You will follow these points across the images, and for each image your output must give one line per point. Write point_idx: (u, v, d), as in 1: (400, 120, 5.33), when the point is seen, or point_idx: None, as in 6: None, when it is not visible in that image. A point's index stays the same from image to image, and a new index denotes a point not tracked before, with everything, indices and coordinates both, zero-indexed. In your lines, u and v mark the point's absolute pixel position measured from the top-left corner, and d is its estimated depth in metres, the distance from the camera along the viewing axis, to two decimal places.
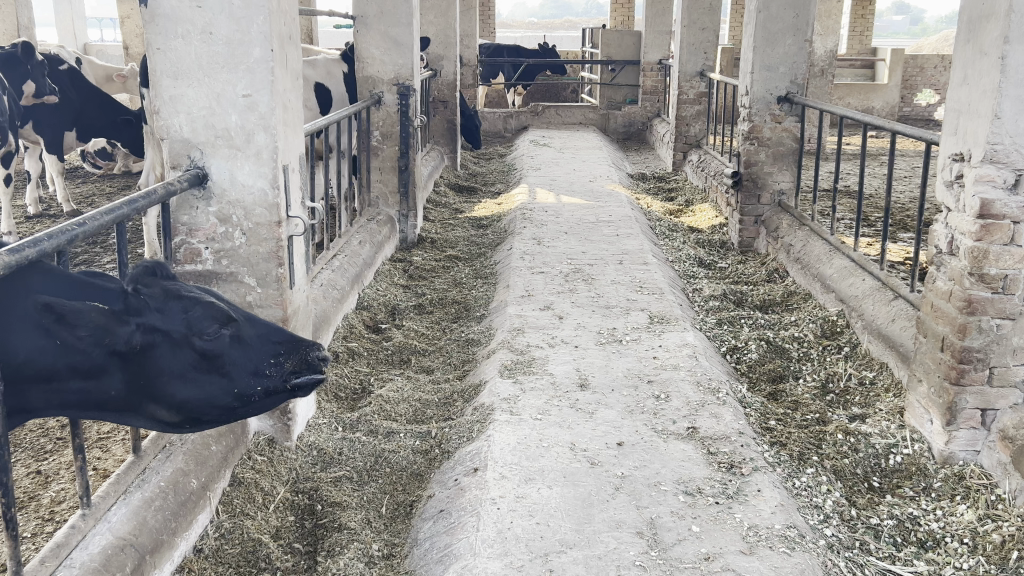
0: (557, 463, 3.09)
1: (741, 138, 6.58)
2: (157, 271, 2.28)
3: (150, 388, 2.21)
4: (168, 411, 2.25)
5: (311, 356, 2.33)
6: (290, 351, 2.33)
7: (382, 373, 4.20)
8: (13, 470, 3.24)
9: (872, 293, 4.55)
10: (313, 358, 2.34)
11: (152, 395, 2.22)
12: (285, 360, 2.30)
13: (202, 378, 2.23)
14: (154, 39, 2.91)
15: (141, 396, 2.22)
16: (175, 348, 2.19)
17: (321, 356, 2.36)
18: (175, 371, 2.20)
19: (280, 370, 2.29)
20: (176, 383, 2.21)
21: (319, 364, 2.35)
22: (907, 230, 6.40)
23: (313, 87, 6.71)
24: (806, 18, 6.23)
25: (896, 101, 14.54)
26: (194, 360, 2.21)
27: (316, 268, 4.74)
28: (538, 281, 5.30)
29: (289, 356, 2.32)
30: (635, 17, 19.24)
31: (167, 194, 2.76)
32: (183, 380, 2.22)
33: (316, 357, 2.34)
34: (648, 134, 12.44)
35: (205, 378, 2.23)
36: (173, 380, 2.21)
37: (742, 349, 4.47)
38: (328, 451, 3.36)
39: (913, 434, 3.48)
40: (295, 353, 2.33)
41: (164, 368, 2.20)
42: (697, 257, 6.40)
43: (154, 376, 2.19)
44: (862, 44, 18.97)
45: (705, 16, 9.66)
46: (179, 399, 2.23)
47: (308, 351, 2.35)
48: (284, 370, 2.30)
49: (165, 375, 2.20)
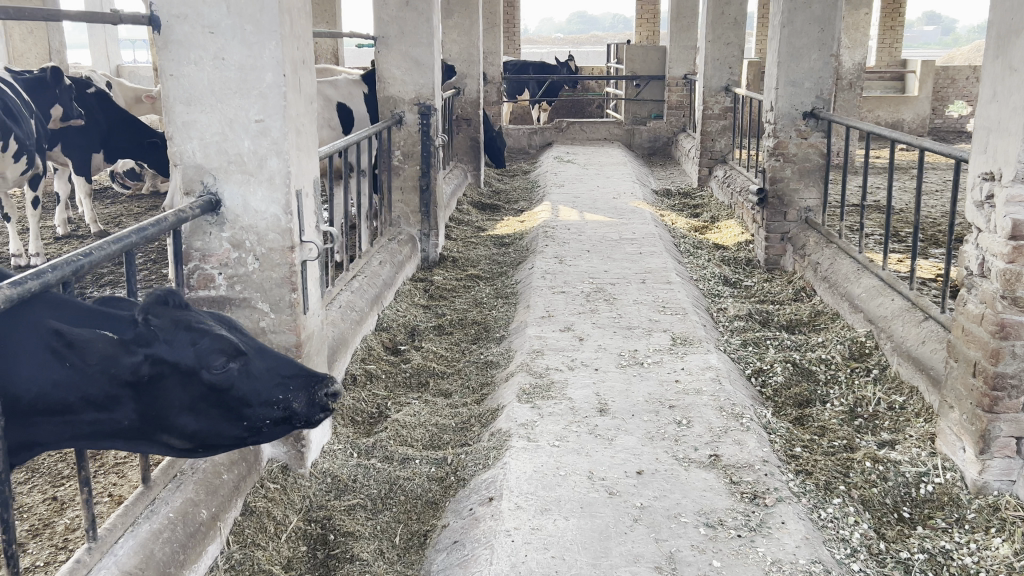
0: (574, 493, 3.02)
1: (766, 154, 6.49)
2: (169, 299, 2.20)
3: (162, 420, 2.16)
4: (179, 440, 2.20)
5: (319, 396, 2.27)
6: (302, 386, 2.27)
7: (399, 397, 4.14)
8: (29, 496, 3.22)
9: (902, 314, 4.43)
10: (322, 399, 2.29)
11: (163, 427, 2.17)
12: (294, 398, 2.25)
13: (211, 410, 2.19)
14: (167, 65, 2.90)
15: (153, 427, 2.16)
16: (184, 378, 2.14)
17: (330, 393, 2.31)
18: (185, 403, 2.16)
19: (289, 408, 2.24)
20: (185, 414, 2.17)
21: (327, 402, 2.30)
22: (938, 245, 6.25)
23: (335, 107, 6.72)
24: (832, 32, 6.11)
25: (927, 112, 14.33)
26: (203, 393, 2.17)
27: (335, 291, 4.70)
28: (559, 301, 5.24)
29: (299, 394, 2.25)
30: (660, 32, 19.19)
31: (178, 222, 2.74)
32: (192, 413, 2.18)
33: (324, 397, 2.29)
34: (674, 148, 12.36)
35: (214, 411, 2.20)
36: (182, 413, 2.17)
37: (768, 371, 4.37)
38: (343, 478, 3.31)
39: (945, 463, 3.37)
40: (305, 390, 2.27)
41: (175, 401, 2.15)
42: (722, 275, 6.30)
43: (165, 409, 2.15)
44: (891, 55, 18.72)
45: (730, 31, 9.58)
46: (190, 429, 2.19)
47: (318, 389, 2.28)
48: (295, 408, 2.25)
49: (176, 407, 2.16)
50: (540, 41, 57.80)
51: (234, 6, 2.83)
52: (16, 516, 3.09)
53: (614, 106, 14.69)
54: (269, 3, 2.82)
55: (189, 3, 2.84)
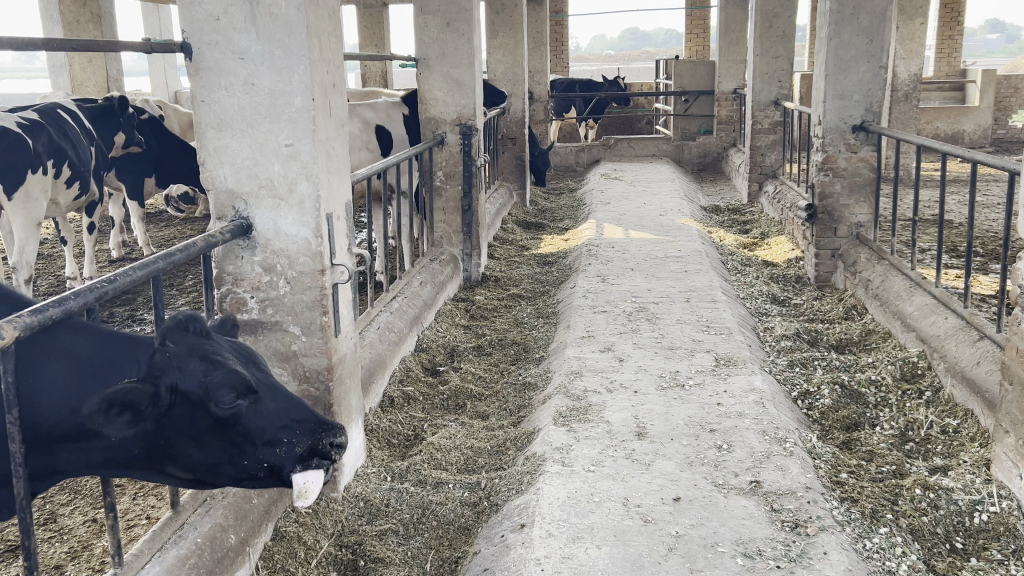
0: (608, 520, 2.94)
1: (815, 169, 6.35)
2: (189, 324, 2.24)
3: (169, 450, 2.17)
4: (185, 470, 2.22)
5: (322, 444, 2.26)
6: (308, 431, 2.26)
7: (436, 419, 4.12)
8: (71, 518, 3.26)
9: (956, 333, 4.27)
10: (326, 448, 2.27)
11: (169, 456, 2.18)
12: (298, 443, 2.24)
13: (215, 443, 2.19)
14: (199, 92, 2.95)
15: (161, 457, 2.18)
16: (191, 410, 2.15)
17: (336, 442, 2.29)
18: (191, 433, 2.17)
19: (291, 451, 2.23)
20: (191, 445, 2.18)
21: (331, 451, 2.28)
22: (996, 261, 6.03)
23: (374, 130, 6.78)
24: (881, 43, 5.92)
25: (989, 122, 13.96)
26: (208, 426, 2.17)
27: (374, 311, 4.71)
28: (601, 321, 5.17)
29: (303, 438, 2.24)
30: (710, 46, 19.01)
31: (208, 247, 2.75)
32: (198, 444, 2.18)
33: (327, 446, 2.27)
34: (724, 164, 12.23)
35: (217, 443, 2.19)
36: (189, 444, 2.18)
37: (815, 394, 4.23)
38: (375, 502, 3.29)
39: (1000, 490, 3.20)
40: (311, 436, 2.26)
41: (182, 431, 2.16)
42: (770, 293, 6.16)
43: (172, 438, 2.16)
44: (949, 66, 18.29)
45: (778, 44, 9.41)
46: (195, 459, 2.20)
47: (323, 437, 2.27)
48: (295, 453, 2.24)
49: (182, 437, 2.17)
50: (592, 59, 57.78)
51: (263, 32, 2.86)
52: (56, 537, 3.13)
53: (664, 121, 14.60)
54: (297, 28, 2.83)
55: (220, 30, 2.88)
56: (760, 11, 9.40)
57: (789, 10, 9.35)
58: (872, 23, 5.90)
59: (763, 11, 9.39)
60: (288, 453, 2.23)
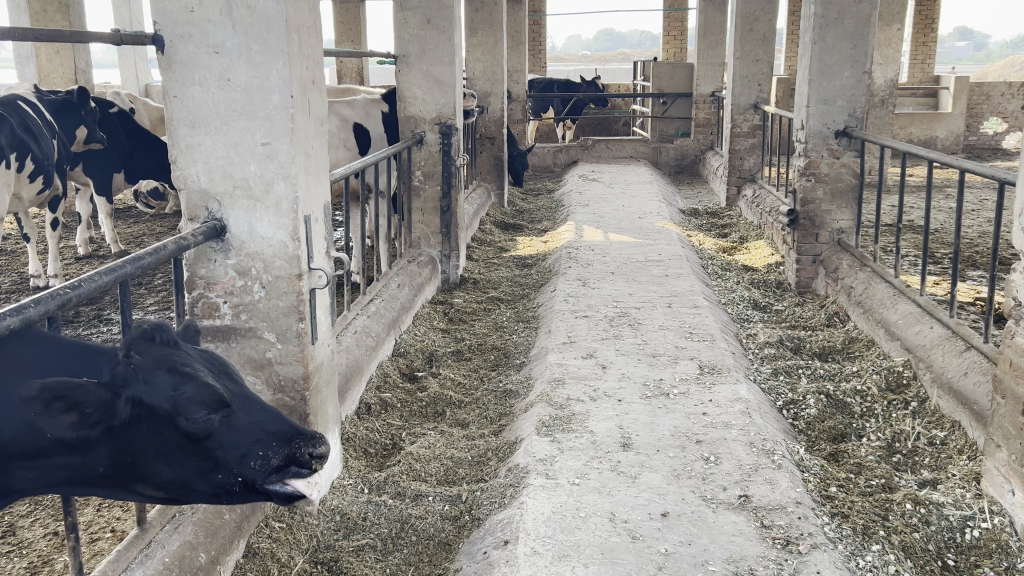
0: (595, 537, 2.84)
1: (797, 174, 6.31)
2: (156, 335, 2.12)
3: (136, 467, 2.04)
4: (154, 489, 2.09)
5: (300, 452, 2.16)
6: (284, 442, 2.15)
7: (414, 427, 4.00)
8: (30, 531, 3.10)
9: (941, 342, 4.22)
10: (304, 457, 2.17)
11: (137, 475, 2.05)
12: (273, 455, 2.13)
13: (186, 460, 2.07)
14: (170, 87, 2.80)
15: (128, 475, 2.05)
16: (158, 426, 2.02)
17: (315, 453, 2.20)
18: (159, 450, 2.04)
19: (266, 464, 2.12)
20: (160, 463, 2.05)
21: (310, 462, 2.19)
22: (977, 268, 6.04)
23: (352, 128, 6.64)
24: (865, 49, 5.88)
25: (961, 129, 14.11)
26: (178, 442, 2.05)
27: (350, 315, 4.57)
28: (582, 326, 5.07)
29: (280, 449, 2.13)
30: (687, 48, 19.04)
31: (178, 250, 2.61)
32: (167, 461, 2.05)
33: (306, 456, 2.17)
34: (701, 167, 12.22)
35: (189, 460, 2.07)
36: (157, 461, 2.05)
37: (801, 403, 4.16)
38: (352, 515, 3.16)
39: (991, 506, 3.14)
40: (287, 447, 2.15)
41: (149, 447, 2.03)
42: (752, 298, 6.10)
43: (139, 455, 2.02)
44: (923, 71, 18.43)
45: (758, 48, 9.38)
46: (165, 477, 2.07)
47: (301, 447, 2.17)
48: (271, 465, 2.13)
49: (149, 454, 2.03)
50: (567, 57, 57.71)
51: (240, 26, 2.72)
52: (15, 552, 2.97)
53: (642, 123, 14.57)
54: (275, 22, 2.70)
55: (194, 22, 2.74)
56: (741, 14, 9.35)
57: (770, 13, 9.32)
58: (857, 28, 5.87)
59: (743, 14, 9.35)
60: (267, 469, 2.12)
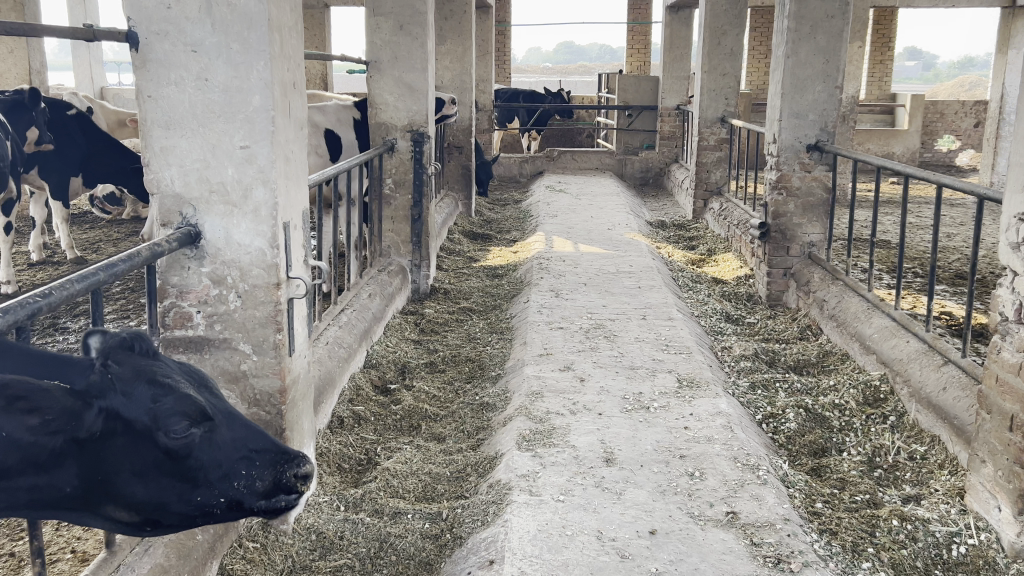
0: (583, 556, 2.76)
1: (769, 187, 6.32)
2: (135, 344, 1.98)
3: (109, 486, 1.90)
4: (127, 510, 1.96)
5: (285, 476, 2.10)
6: (268, 463, 2.08)
7: (389, 442, 3.89)
8: None
9: (918, 357, 4.22)
10: (290, 480, 2.11)
11: (109, 495, 1.91)
12: (257, 478, 2.06)
13: (163, 480, 1.95)
14: (145, 86, 2.68)
15: (99, 496, 1.90)
16: (136, 442, 1.89)
17: (299, 474, 2.14)
18: (135, 468, 1.91)
19: (252, 487, 2.06)
20: (134, 481, 1.92)
21: (295, 484, 2.13)
22: (943, 283, 6.09)
23: (321, 133, 6.52)
24: (837, 64, 5.93)
25: (917, 146, 14.34)
26: (156, 460, 1.93)
27: (321, 326, 4.46)
28: (557, 338, 5.00)
29: (265, 472, 2.07)
30: (652, 62, 19.19)
31: (153, 256, 2.48)
32: (143, 480, 1.93)
33: (292, 478, 2.12)
34: (666, 179, 12.27)
35: (166, 480, 1.95)
36: (131, 480, 1.92)
37: (780, 417, 4.13)
38: (328, 535, 3.04)
39: (977, 521, 3.12)
40: (271, 468, 2.09)
41: (124, 464, 1.90)
42: (724, 310, 6.08)
43: (113, 473, 1.89)
44: (880, 88, 18.74)
45: (725, 62, 9.44)
46: (139, 497, 1.94)
47: (286, 468, 2.11)
48: (257, 488, 2.07)
49: (124, 472, 1.90)
50: (528, 68, 57.86)
51: (219, 24, 2.61)
52: None
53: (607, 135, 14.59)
54: (257, 20, 2.60)
55: (171, 19, 2.62)
56: (709, 28, 9.44)
57: (737, 28, 9.41)
58: (830, 43, 5.92)
59: (711, 29, 9.43)
60: (251, 489, 2.06)
